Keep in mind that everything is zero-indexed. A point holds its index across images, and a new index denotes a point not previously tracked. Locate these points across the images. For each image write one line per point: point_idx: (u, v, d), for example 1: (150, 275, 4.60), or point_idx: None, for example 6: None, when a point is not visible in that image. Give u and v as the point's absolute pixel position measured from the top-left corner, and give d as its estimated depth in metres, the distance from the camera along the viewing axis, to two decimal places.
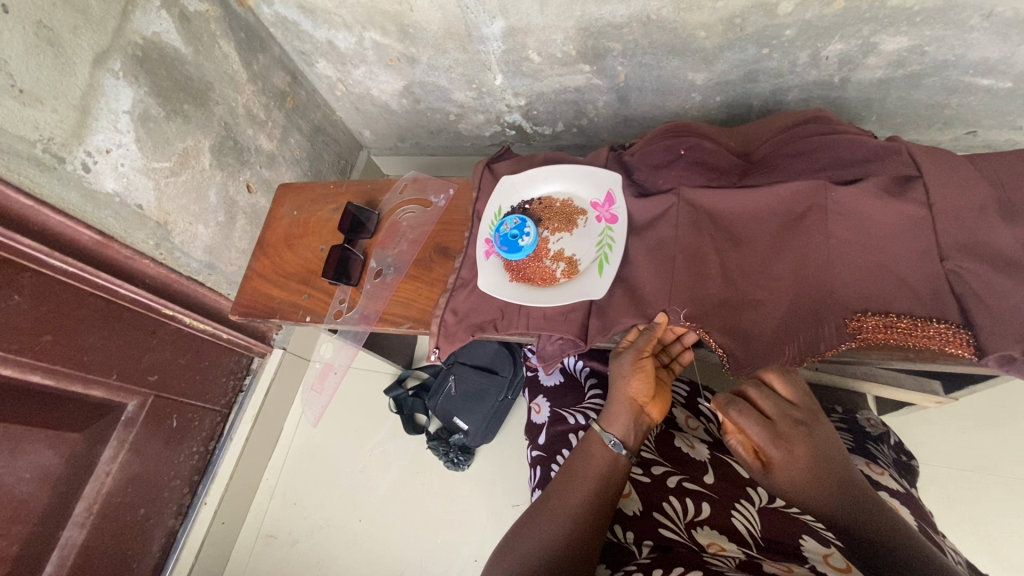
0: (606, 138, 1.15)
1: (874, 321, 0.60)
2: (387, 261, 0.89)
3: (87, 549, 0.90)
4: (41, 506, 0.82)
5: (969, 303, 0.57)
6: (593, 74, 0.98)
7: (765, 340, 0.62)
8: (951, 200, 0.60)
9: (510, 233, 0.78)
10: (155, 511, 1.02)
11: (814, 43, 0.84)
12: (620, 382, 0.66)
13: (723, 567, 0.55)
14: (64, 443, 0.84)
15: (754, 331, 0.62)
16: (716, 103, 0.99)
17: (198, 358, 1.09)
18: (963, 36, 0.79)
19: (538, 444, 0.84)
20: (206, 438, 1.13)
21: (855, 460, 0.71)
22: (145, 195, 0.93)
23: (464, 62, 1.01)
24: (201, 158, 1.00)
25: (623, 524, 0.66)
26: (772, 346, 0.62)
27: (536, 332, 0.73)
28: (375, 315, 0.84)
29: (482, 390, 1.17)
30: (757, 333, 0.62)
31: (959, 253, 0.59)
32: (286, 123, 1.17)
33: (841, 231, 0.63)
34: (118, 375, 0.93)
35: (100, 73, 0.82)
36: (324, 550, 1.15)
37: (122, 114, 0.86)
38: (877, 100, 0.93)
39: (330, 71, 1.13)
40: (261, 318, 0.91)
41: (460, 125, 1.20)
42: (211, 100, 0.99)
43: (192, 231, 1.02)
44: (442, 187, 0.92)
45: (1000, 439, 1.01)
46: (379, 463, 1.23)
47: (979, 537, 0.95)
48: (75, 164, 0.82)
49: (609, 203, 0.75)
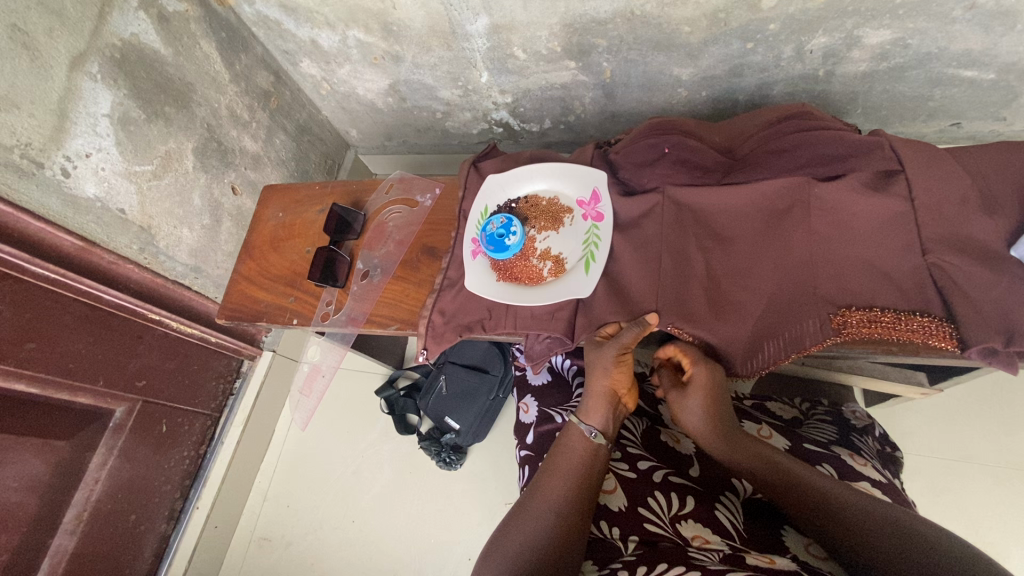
0: (593, 134, 1.15)
1: (858, 316, 0.60)
2: (373, 261, 0.88)
3: (77, 557, 0.89)
4: (29, 515, 0.81)
5: (950, 295, 0.58)
6: (578, 70, 0.98)
7: (744, 339, 0.64)
8: (931, 194, 0.61)
9: (496, 233, 0.77)
10: (146, 517, 1.02)
11: (798, 37, 0.84)
12: (601, 374, 0.66)
13: (707, 563, 0.55)
14: (51, 451, 0.83)
15: (736, 331, 0.64)
16: (702, 98, 0.99)
17: (187, 362, 1.08)
18: (945, 28, 0.79)
19: (526, 443, 0.84)
20: (197, 442, 1.13)
21: (839, 452, 0.71)
22: (128, 200, 0.92)
23: (448, 59, 1.00)
24: (185, 161, 0.99)
25: (608, 520, 0.65)
26: (752, 345, 0.64)
27: (523, 331, 0.72)
28: (362, 317, 0.84)
29: (474, 389, 1.17)
30: (738, 333, 0.64)
31: (940, 246, 0.59)
32: (270, 123, 1.16)
33: (824, 227, 0.63)
34: (105, 382, 0.92)
35: (78, 77, 0.81)
36: (317, 551, 1.15)
37: (102, 117, 0.84)
38: (862, 93, 0.93)
39: (314, 70, 1.12)
40: (248, 322, 0.91)
41: (447, 122, 1.19)
42: (193, 102, 0.98)
43: (176, 235, 1.01)
44: (428, 186, 0.92)
45: (985, 428, 1.02)
46: (371, 464, 1.23)
47: (966, 526, 0.96)
48: (54, 169, 0.81)
49: (595, 200, 0.75)
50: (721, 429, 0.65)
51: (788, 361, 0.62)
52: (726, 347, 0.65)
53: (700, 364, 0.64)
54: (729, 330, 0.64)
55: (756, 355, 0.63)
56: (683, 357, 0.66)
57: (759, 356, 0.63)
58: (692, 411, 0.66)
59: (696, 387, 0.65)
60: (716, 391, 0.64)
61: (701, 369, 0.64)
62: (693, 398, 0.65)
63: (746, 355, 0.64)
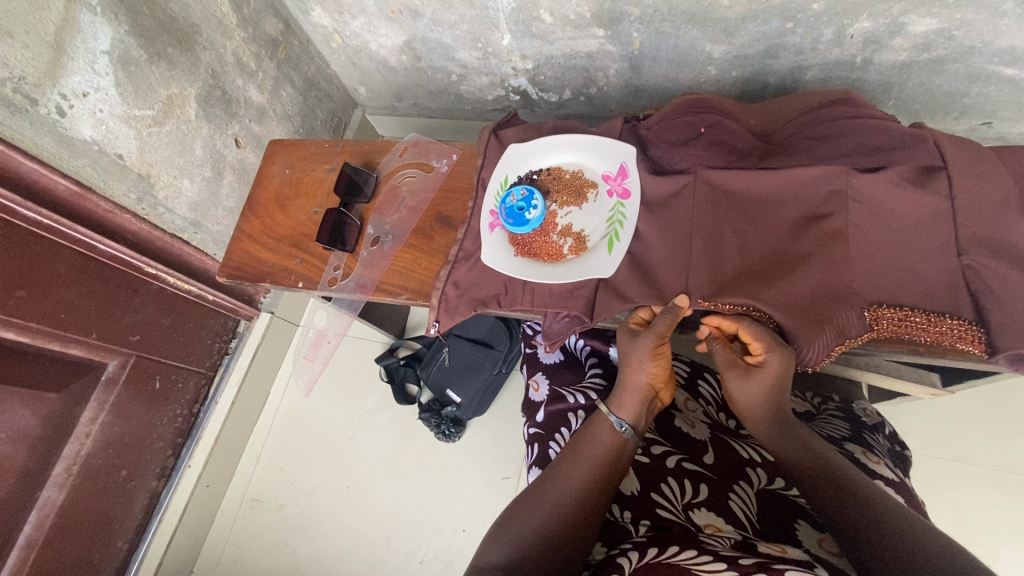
0: (615, 109, 1.11)
1: (890, 314, 0.58)
2: (385, 228, 0.85)
3: (67, 510, 0.87)
4: (18, 466, 0.79)
5: (982, 299, 0.56)
6: (606, 40, 0.93)
7: (797, 312, 0.59)
8: (971, 195, 0.58)
9: (517, 205, 0.74)
10: (138, 473, 1.00)
11: (840, 20, 0.80)
12: (635, 367, 0.64)
13: (719, 547, 0.54)
14: (42, 403, 0.81)
15: (785, 296, 0.60)
16: (731, 78, 0.95)
17: (182, 319, 1.05)
18: (993, 21, 0.76)
19: (534, 421, 0.83)
20: (190, 401, 1.10)
21: (852, 449, 0.71)
22: (126, 145, 0.87)
23: (470, 18, 0.95)
24: (187, 108, 0.93)
25: (620, 503, 0.65)
26: (804, 330, 0.59)
27: (541, 309, 0.70)
28: (372, 285, 0.81)
29: (476, 363, 1.15)
30: (789, 299, 0.60)
31: (976, 249, 0.57)
32: (277, 75, 1.10)
33: (862, 220, 0.60)
34: (98, 334, 0.89)
35: (76, 7, 0.75)
36: (310, 515, 1.14)
37: (101, 54, 0.79)
38: (898, 83, 0.90)
39: (326, 20, 1.06)
40: (251, 282, 0.87)
41: (462, 86, 1.14)
42: (197, 44, 0.92)
43: (176, 186, 0.96)
44: (445, 152, 0.88)
45: (983, 430, 1.04)
46: (369, 432, 1.22)
47: (957, 524, 0.99)
48: (49, 107, 0.76)
49: (622, 176, 0.72)
50: (774, 414, 0.65)
51: (832, 355, 0.59)
52: (779, 314, 0.60)
53: (774, 351, 0.60)
54: (778, 296, 0.60)
55: (805, 348, 0.60)
56: (757, 341, 0.61)
57: (807, 348, 0.60)
58: (750, 391, 0.64)
59: (764, 374, 0.62)
60: (784, 376, 0.62)
61: (775, 357, 0.60)
62: (757, 382, 0.63)
63: (808, 334, 0.59)
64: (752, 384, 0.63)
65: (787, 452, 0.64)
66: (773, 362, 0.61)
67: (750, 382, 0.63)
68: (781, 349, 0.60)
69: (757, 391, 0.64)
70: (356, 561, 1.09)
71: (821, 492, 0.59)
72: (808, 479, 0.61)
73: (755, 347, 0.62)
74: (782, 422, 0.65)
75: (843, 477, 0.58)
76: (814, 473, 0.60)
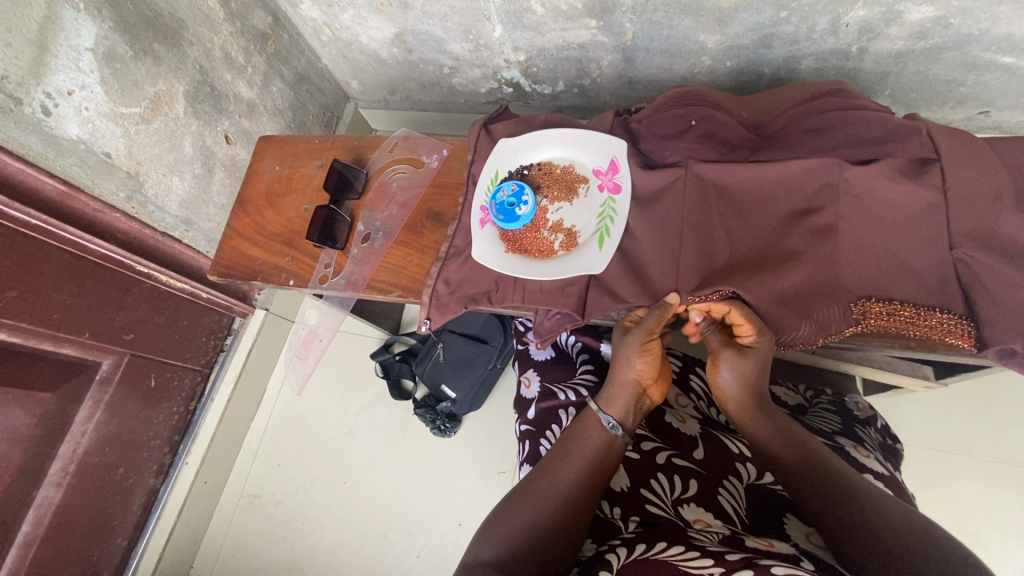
0: (608, 101, 1.10)
1: (879, 308, 0.58)
2: (375, 225, 0.85)
3: (64, 509, 0.88)
4: (13, 466, 0.79)
5: (973, 293, 0.56)
6: (598, 30, 0.92)
7: (783, 304, 0.59)
8: (965, 186, 0.57)
9: (507, 201, 0.74)
10: (135, 471, 1.01)
11: (835, 8, 0.79)
12: (624, 364, 0.64)
13: (707, 543, 0.54)
14: (36, 403, 0.81)
15: (771, 289, 0.59)
16: (726, 68, 0.94)
17: (176, 317, 1.05)
18: (990, 8, 0.74)
19: (527, 417, 0.83)
20: (186, 398, 1.10)
21: (843, 443, 0.71)
22: (114, 143, 0.86)
23: (460, 10, 0.93)
24: (175, 104, 0.92)
25: (610, 500, 0.66)
26: (788, 319, 0.59)
27: (532, 306, 0.70)
28: (362, 282, 0.81)
29: (472, 358, 1.16)
30: (775, 292, 0.59)
31: (969, 242, 0.56)
32: (267, 69, 1.09)
33: (853, 213, 0.60)
34: (91, 334, 0.89)
35: (58, 4, 0.74)
36: (308, 510, 1.15)
37: (85, 51, 0.78)
38: (894, 73, 0.89)
39: (316, 13, 1.05)
40: (242, 280, 0.87)
41: (454, 79, 1.13)
42: (184, 40, 0.91)
43: (166, 184, 0.96)
44: (435, 147, 0.87)
45: (976, 422, 1.04)
46: (365, 427, 1.22)
47: (950, 515, 1.00)
48: (33, 106, 0.75)
49: (613, 171, 0.71)
50: (759, 402, 0.64)
51: (817, 343, 0.60)
52: (764, 307, 0.59)
53: (763, 334, 0.60)
54: (764, 288, 0.59)
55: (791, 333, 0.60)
56: (746, 323, 0.59)
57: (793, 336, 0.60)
58: (740, 374, 0.63)
59: (755, 354, 0.62)
60: (765, 359, 0.62)
61: (763, 338, 0.60)
62: (747, 364, 0.62)
63: (792, 325, 0.59)
64: (743, 363, 0.63)
65: (770, 443, 0.63)
66: (761, 343, 0.61)
67: (742, 361, 0.62)
68: (769, 332, 0.60)
69: (745, 375, 0.63)
70: (354, 556, 1.09)
71: (812, 489, 0.58)
72: (796, 475, 0.60)
73: (742, 330, 0.61)
74: (766, 410, 0.64)
75: (832, 473, 0.57)
76: (800, 468, 0.60)
